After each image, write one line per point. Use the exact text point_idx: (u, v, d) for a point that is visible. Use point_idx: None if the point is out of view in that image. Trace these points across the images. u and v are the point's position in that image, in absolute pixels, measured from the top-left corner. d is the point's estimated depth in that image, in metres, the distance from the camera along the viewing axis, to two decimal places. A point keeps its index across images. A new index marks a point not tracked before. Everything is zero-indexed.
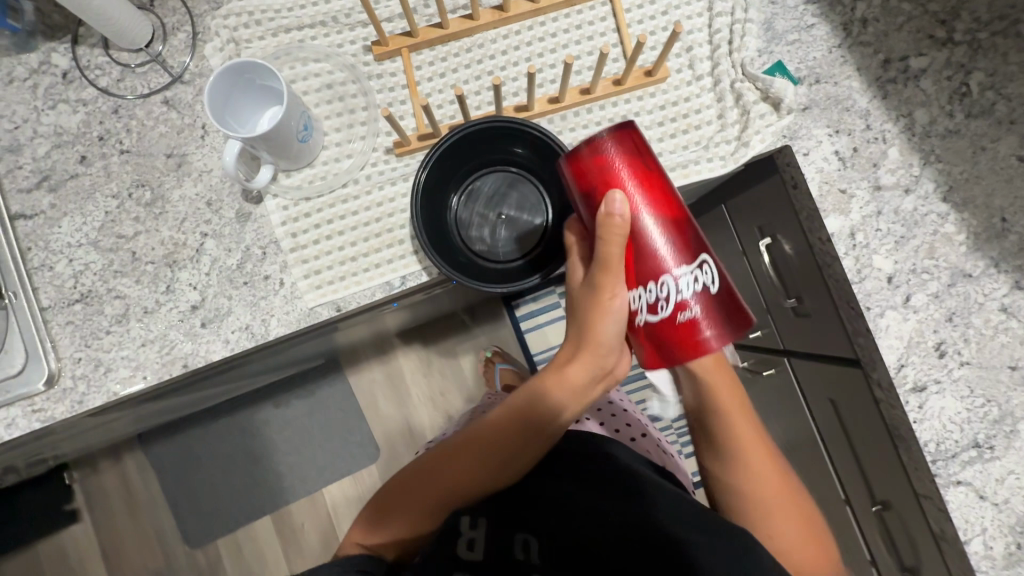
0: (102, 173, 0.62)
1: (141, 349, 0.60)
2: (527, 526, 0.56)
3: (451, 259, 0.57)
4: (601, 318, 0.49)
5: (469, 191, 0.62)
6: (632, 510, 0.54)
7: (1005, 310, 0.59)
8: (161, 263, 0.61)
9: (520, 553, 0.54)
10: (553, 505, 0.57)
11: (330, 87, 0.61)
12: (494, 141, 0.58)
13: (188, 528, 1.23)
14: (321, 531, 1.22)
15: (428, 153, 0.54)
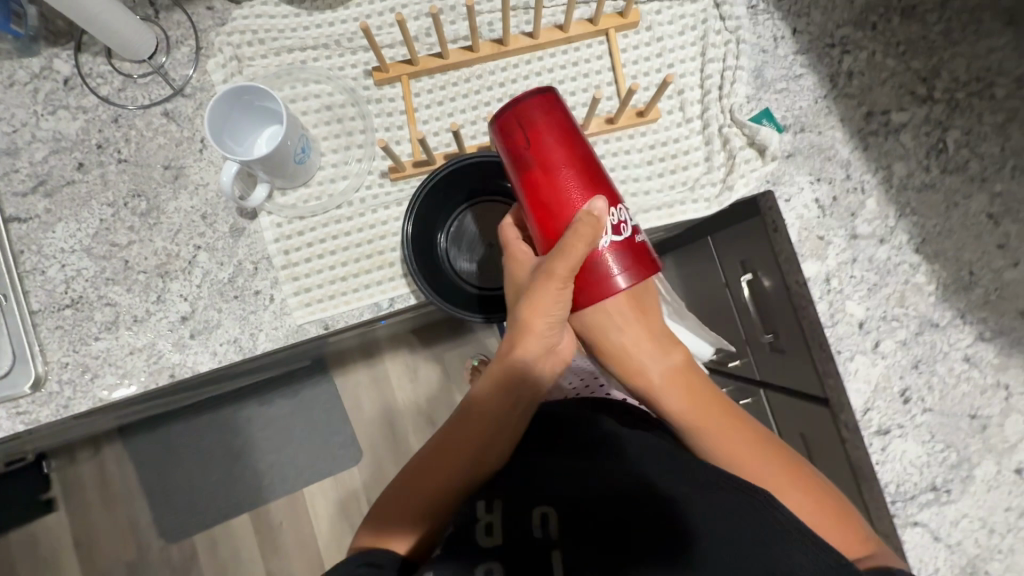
0: (98, 180, 0.62)
1: (129, 357, 0.61)
2: (543, 496, 0.47)
3: (448, 296, 0.58)
4: (542, 308, 0.50)
5: (456, 228, 0.63)
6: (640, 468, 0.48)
7: (967, 360, 0.61)
8: (153, 273, 0.62)
9: (537, 527, 0.45)
10: (549, 463, 0.50)
11: (329, 109, 0.63)
12: (490, 176, 0.61)
13: (166, 524, 1.24)
14: (299, 531, 1.23)
15: (423, 183, 0.56)
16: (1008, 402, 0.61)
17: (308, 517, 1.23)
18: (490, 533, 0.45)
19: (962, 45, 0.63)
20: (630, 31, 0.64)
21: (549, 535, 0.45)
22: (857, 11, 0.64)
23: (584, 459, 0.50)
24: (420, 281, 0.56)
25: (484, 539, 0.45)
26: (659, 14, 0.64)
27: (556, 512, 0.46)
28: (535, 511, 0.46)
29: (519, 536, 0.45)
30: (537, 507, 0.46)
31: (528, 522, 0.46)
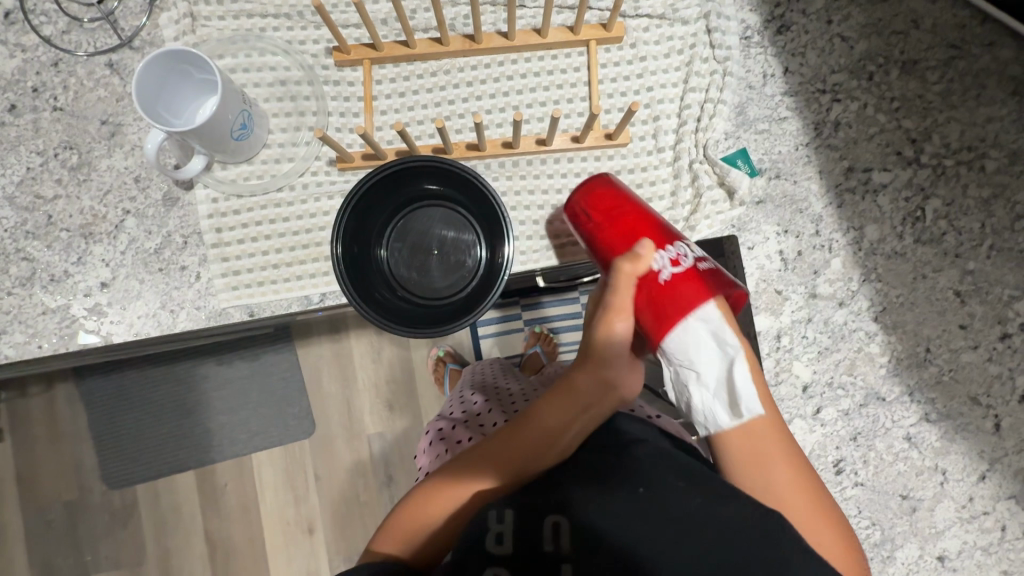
0: (30, 126, 0.59)
1: (40, 317, 0.58)
2: (549, 505, 0.47)
3: (391, 313, 0.54)
4: (605, 336, 0.47)
5: (393, 239, 0.59)
6: (647, 488, 0.45)
7: (908, 439, 0.59)
8: (77, 233, 0.59)
9: (548, 542, 0.45)
10: (567, 470, 0.49)
11: (283, 84, 0.59)
12: (413, 180, 0.56)
13: (107, 472, 1.22)
14: (241, 495, 1.21)
15: (349, 195, 0.51)
16: (942, 487, 0.59)
17: (253, 483, 1.21)
18: (500, 541, 0.45)
19: (961, 109, 0.59)
20: (613, 46, 0.60)
21: (561, 548, 0.45)
22: (854, 58, 0.60)
23: (592, 475, 0.47)
24: (362, 304, 0.52)
25: (493, 547, 0.45)
26: (647, 31, 0.60)
27: (567, 523, 0.45)
28: (547, 521, 0.46)
29: (532, 548, 0.45)
30: (548, 518, 0.46)
31: (540, 537, 0.45)
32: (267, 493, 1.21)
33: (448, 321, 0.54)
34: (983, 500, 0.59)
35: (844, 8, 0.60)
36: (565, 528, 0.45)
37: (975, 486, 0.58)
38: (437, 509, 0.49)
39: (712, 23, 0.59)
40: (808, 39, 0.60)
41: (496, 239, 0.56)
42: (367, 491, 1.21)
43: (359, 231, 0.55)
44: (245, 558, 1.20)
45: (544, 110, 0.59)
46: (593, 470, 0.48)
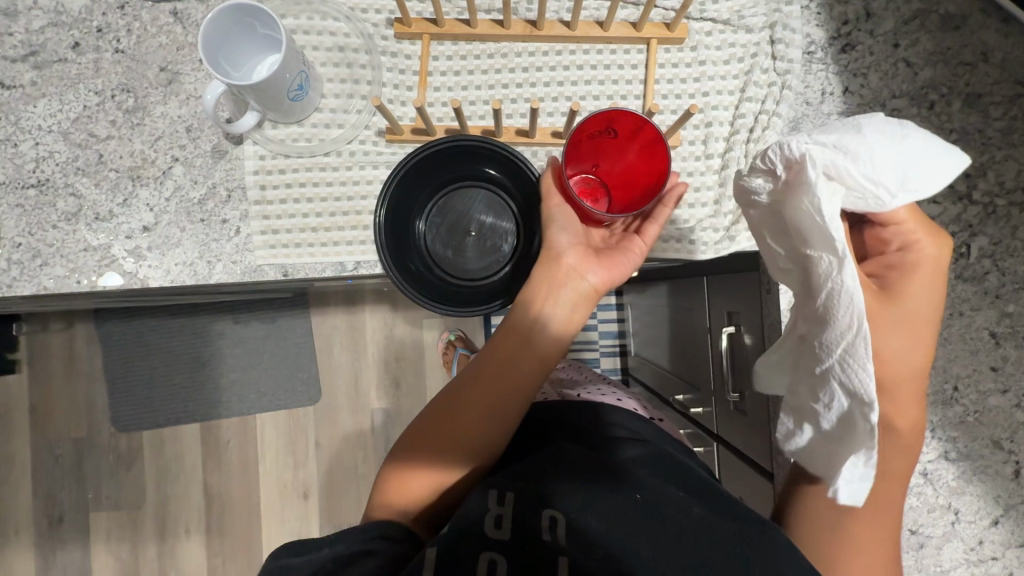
0: (91, 66, 0.60)
1: (81, 254, 0.59)
2: (549, 499, 0.46)
3: (420, 287, 0.55)
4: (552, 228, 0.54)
5: (435, 213, 0.59)
6: (642, 495, 0.46)
7: (924, 475, 0.58)
8: (124, 175, 0.60)
9: (545, 530, 0.44)
10: (566, 465, 0.49)
11: (341, 51, 0.59)
12: (467, 159, 0.56)
13: (117, 414, 1.24)
14: (243, 451, 1.24)
15: (399, 164, 0.51)
16: (953, 526, 0.58)
17: (255, 442, 1.25)
18: (499, 525, 0.44)
19: (1020, 148, 0.58)
20: (673, 47, 0.59)
21: (558, 541, 0.43)
22: (917, 85, 0.59)
23: (585, 476, 0.48)
24: (393, 271, 0.53)
25: (491, 530, 0.44)
26: (709, 36, 0.60)
27: (564, 519, 0.44)
28: (545, 515, 0.45)
29: (529, 535, 0.43)
30: (545, 511, 0.45)
31: (538, 526, 0.44)
32: (268, 453, 1.24)
33: (474, 305, 0.55)
34: (993, 545, 0.58)
35: (912, 34, 0.59)
36: (563, 522, 0.44)
37: (986, 530, 0.58)
38: (428, 462, 0.50)
39: (777, 34, 0.59)
40: (872, 60, 0.59)
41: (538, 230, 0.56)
42: (366, 463, 1.25)
43: (403, 200, 0.56)
44: (240, 514, 1.24)
45: (598, 104, 0.59)
46: (593, 471, 0.49)
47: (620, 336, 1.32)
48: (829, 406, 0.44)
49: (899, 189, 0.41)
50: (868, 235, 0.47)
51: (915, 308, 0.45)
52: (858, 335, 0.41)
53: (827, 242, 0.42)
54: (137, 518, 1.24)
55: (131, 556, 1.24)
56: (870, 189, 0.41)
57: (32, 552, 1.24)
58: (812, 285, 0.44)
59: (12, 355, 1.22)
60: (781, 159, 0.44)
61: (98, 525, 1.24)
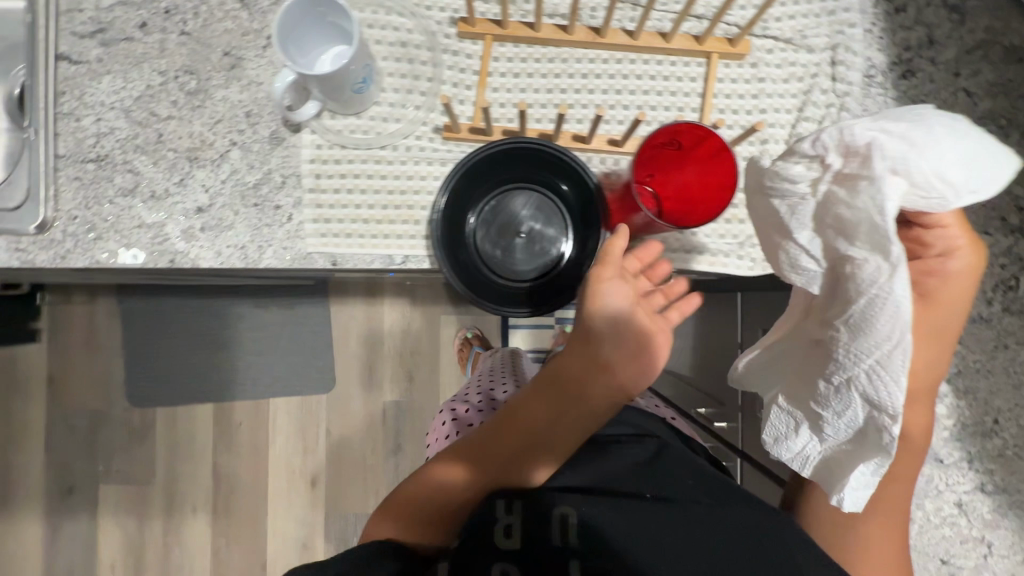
0: (156, 46, 0.61)
1: (136, 230, 0.60)
2: (560, 499, 0.52)
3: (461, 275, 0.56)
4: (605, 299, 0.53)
5: (494, 204, 0.59)
6: (652, 492, 0.53)
7: (959, 505, 0.58)
8: (182, 155, 0.60)
9: (557, 535, 0.50)
10: (578, 471, 0.56)
11: (403, 46, 0.60)
12: (542, 164, 0.57)
13: (132, 389, 1.26)
14: (254, 434, 1.26)
15: (475, 152, 0.52)
16: (984, 559, 0.58)
17: (266, 427, 1.26)
18: (509, 535, 0.50)
19: None
20: (733, 62, 0.59)
21: (570, 542, 0.49)
22: (977, 115, 0.58)
23: (595, 479, 0.55)
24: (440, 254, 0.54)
25: (502, 540, 0.50)
26: (770, 53, 0.59)
27: (575, 518, 0.50)
28: (557, 518, 0.51)
29: (540, 541, 0.50)
30: (557, 513, 0.51)
31: (551, 531, 0.50)
32: (279, 438, 1.25)
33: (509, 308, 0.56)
34: None
35: (974, 63, 0.59)
36: (573, 522, 0.50)
37: (1018, 564, 0.58)
38: (436, 487, 0.54)
39: (839, 56, 0.59)
40: (931, 88, 0.59)
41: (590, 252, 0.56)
42: (375, 455, 1.26)
43: (466, 187, 0.56)
44: (248, 497, 1.25)
45: (668, 114, 0.59)
46: (602, 474, 0.55)
47: None
48: (840, 413, 0.46)
49: (965, 189, 0.40)
50: (907, 236, 0.46)
51: (942, 317, 0.48)
52: (897, 347, 0.40)
53: (877, 245, 0.40)
54: (149, 493, 1.25)
55: (140, 531, 1.25)
56: (935, 186, 0.40)
57: (40, 520, 1.25)
58: (845, 287, 0.43)
59: (35, 324, 1.24)
60: (836, 146, 0.42)
61: (111, 497, 1.25)
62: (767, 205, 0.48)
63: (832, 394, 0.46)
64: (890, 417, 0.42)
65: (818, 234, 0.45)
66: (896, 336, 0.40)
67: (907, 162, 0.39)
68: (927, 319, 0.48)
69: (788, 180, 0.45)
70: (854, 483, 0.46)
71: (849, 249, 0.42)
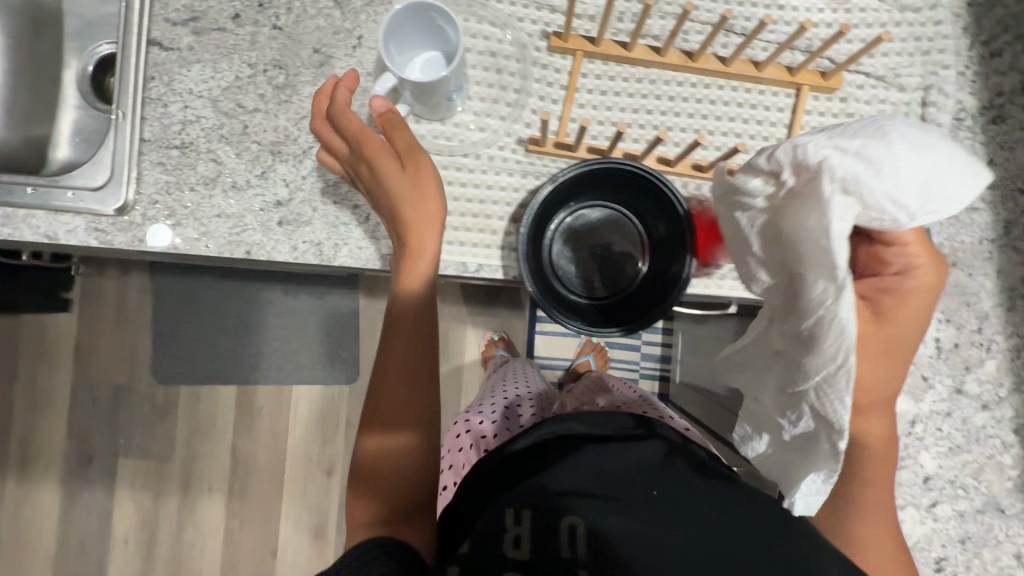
0: (248, 38, 0.61)
1: (214, 219, 0.61)
2: (565, 507, 0.52)
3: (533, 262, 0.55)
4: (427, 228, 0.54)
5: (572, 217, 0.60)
6: (657, 493, 0.53)
7: (1017, 557, 0.58)
8: (266, 148, 0.61)
9: (566, 547, 0.51)
10: (576, 467, 0.55)
11: (493, 56, 0.60)
12: (645, 199, 0.57)
13: (157, 366, 1.27)
14: (274, 418, 1.27)
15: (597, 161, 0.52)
16: None
17: (286, 413, 1.27)
18: (518, 546, 0.51)
19: None
20: (823, 95, 0.59)
21: (578, 555, 0.50)
22: None
23: (592, 479, 0.54)
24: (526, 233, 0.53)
25: (512, 552, 0.51)
26: (861, 89, 0.59)
27: (582, 526, 0.51)
28: (563, 525, 0.51)
29: (550, 555, 0.51)
30: (564, 521, 0.51)
31: (559, 543, 0.51)
32: (298, 425, 1.27)
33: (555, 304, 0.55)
34: None
35: None
36: (580, 532, 0.51)
37: None
38: (381, 474, 0.57)
39: (931, 97, 0.59)
40: None
41: (653, 296, 0.57)
42: None
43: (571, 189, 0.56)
44: (269, 481, 1.26)
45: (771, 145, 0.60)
46: (607, 478, 0.54)
47: (665, 361, 1.32)
48: (795, 422, 0.46)
49: (919, 209, 0.40)
50: (865, 252, 0.46)
51: (900, 334, 0.46)
52: (841, 367, 0.41)
53: (826, 267, 0.40)
54: (173, 471, 1.26)
55: (163, 509, 1.26)
56: (885, 208, 0.39)
57: (59, 490, 1.25)
58: (803, 301, 0.44)
59: (66, 294, 1.24)
60: (790, 163, 0.42)
61: (136, 472, 1.26)
62: (735, 218, 0.49)
63: (783, 405, 0.47)
64: (836, 432, 0.42)
65: (774, 251, 0.46)
66: (840, 356, 0.41)
67: (861, 181, 0.39)
68: (880, 335, 0.46)
69: (748, 193, 0.47)
70: (805, 489, 0.47)
71: (802, 274, 0.43)
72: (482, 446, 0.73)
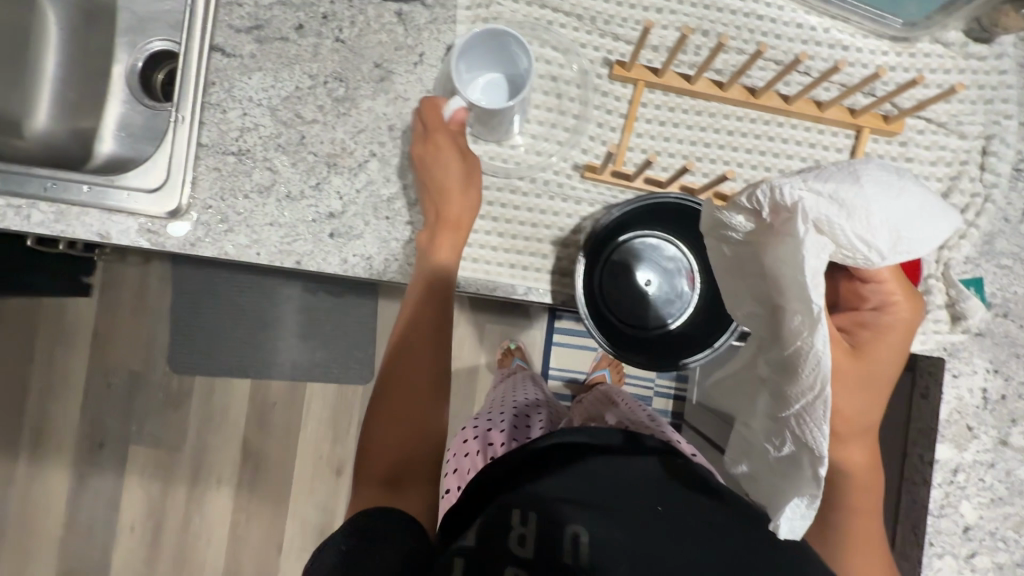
0: (310, 49, 0.62)
1: (266, 228, 0.61)
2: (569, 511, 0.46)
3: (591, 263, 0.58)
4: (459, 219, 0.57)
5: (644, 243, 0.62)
6: (665, 508, 0.48)
7: None
8: (322, 160, 0.61)
9: (568, 553, 0.43)
10: (578, 477, 0.50)
11: (554, 80, 0.60)
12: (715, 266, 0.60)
13: (176, 357, 1.27)
14: (285, 415, 1.27)
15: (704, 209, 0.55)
16: None
17: (298, 411, 1.27)
18: (523, 543, 0.44)
19: None
20: (882, 138, 0.59)
21: (580, 560, 0.43)
22: None
23: (591, 489, 0.49)
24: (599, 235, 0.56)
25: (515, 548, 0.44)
26: (921, 134, 0.59)
27: (587, 534, 0.44)
28: (568, 531, 0.45)
29: (552, 558, 0.43)
30: (568, 527, 0.45)
31: (561, 547, 0.44)
32: (309, 424, 1.27)
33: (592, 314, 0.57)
34: None
35: None
36: (585, 540, 0.44)
37: None
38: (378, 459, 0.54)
39: (992, 146, 0.58)
40: None
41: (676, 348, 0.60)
42: None
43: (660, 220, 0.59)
44: (281, 479, 1.26)
45: None
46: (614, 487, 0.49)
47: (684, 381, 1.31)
48: (780, 447, 0.45)
49: (889, 251, 0.41)
50: (844, 286, 0.48)
51: (875, 369, 0.46)
52: (818, 398, 0.41)
53: (801, 299, 0.41)
54: (188, 463, 1.27)
55: (176, 500, 1.26)
56: (857, 247, 0.41)
57: (76, 475, 1.26)
58: (783, 326, 0.44)
59: (88, 279, 1.25)
60: (768, 203, 0.43)
61: (152, 462, 1.27)
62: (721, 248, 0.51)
63: (769, 429, 0.47)
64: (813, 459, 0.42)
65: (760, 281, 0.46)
66: (817, 385, 0.41)
67: (832, 223, 0.40)
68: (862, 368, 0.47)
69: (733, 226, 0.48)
70: (790, 514, 0.43)
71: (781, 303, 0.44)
72: (489, 453, 0.70)
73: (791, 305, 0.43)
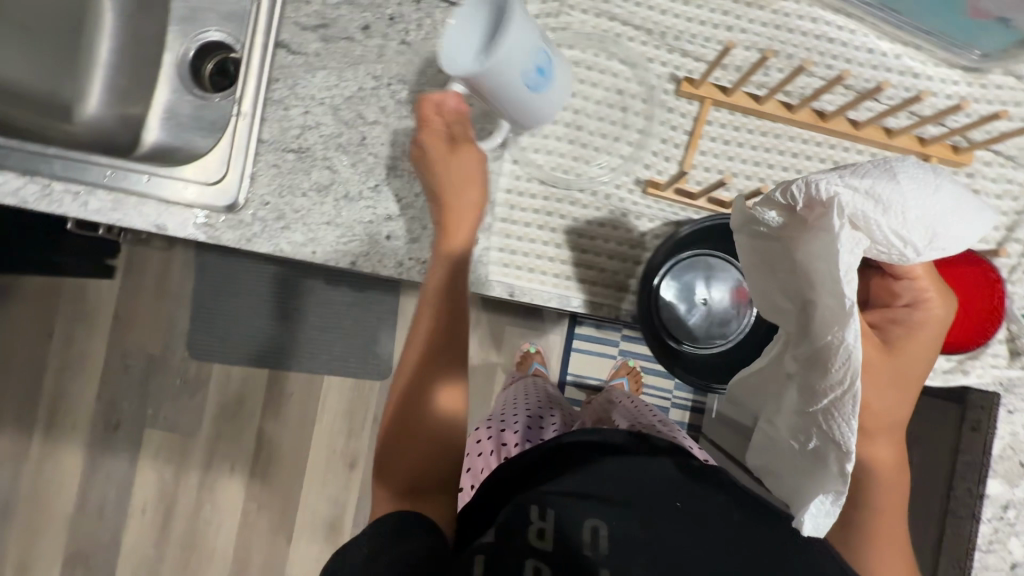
0: (375, 50, 0.61)
1: (323, 227, 0.61)
2: (587, 506, 0.46)
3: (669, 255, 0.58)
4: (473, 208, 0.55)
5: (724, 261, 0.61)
6: (683, 505, 0.47)
7: None
8: (382, 162, 0.61)
9: (587, 545, 0.44)
10: (593, 471, 0.49)
11: (619, 94, 0.60)
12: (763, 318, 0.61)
13: (201, 344, 1.27)
14: (303, 408, 1.27)
15: None
16: None
17: (314, 404, 1.27)
18: (543, 537, 0.44)
19: None
20: (948, 168, 0.59)
21: (599, 554, 0.44)
22: None
23: (608, 487, 0.48)
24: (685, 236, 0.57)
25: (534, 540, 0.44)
26: (989, 166, 0.59)
27: (605, 529, 0.45)
28: (586, 525, 0.45)
29: (572, 550, 0.44)
30: (587, 521, 0.45)
31: (580, 539, 0.44)
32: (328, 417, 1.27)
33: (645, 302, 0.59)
34: None
35: None
36: (603, 533, 0.45)
37: None
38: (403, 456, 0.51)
39: None
40: None
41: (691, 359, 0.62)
42: None
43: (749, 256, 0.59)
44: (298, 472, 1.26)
45: None
46: (632, 483, 0.48)
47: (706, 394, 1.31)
48: (804, 444, 0.46)
49: (925, 247, 0.41)
50: (877, 283, 0.49)
51: (906, 363, 0.46)
52: (847, 393, 0.42)
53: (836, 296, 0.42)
54: (207, 451, 1.27)
55: (194, 488, 1.26)
56: (893, 244, 0.41)
57: (96, 457, 1.26)
58: (813, 323, 0.44)
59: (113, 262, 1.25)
60: (803, 197, 0.43)
61: (171, 448, 1.27)
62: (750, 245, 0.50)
63: (794, 427, 0.47)
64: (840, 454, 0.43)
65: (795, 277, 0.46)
66: (847, 380, 0.42)
67: (868, 219, 0.40)
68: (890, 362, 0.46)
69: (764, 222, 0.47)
70: (812, 513, 0.44)
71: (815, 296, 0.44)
72: (503, 453, 0.70)
73: (823, 301, 0.43)
